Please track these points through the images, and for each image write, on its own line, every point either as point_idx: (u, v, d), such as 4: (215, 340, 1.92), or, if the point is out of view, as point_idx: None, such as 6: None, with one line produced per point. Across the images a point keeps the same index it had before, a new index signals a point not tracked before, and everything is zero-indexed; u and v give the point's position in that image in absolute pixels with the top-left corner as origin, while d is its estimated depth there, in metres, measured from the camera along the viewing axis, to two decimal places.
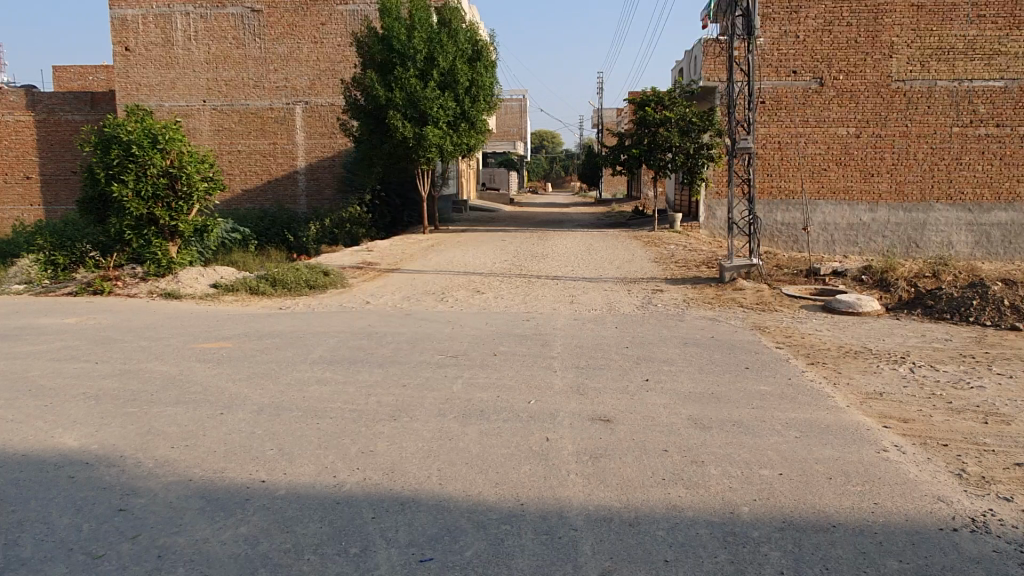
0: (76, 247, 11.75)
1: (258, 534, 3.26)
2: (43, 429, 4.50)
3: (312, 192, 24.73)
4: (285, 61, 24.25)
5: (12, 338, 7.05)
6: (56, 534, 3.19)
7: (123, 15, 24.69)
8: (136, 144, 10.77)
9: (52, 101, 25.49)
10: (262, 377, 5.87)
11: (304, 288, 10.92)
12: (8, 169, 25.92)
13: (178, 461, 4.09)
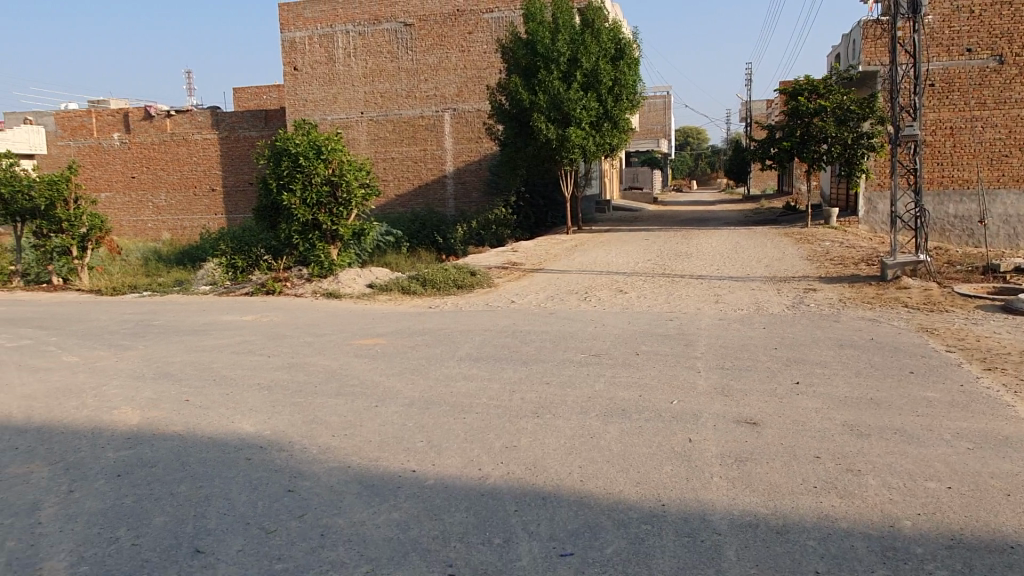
0: (252, 251, 12.92)
1: (409, 520, 3.47)
2: (225, 415, 5.03)
3: (460, 195, 25.63)
4: (434, 71, 25.28)
5: (201, 334, 7.89)
6: (236, 510, 3.56)
7: (292, 37, 26.79)
8: (302, 155, 11.65)
9: (232, 120, 28.13)
10: (413, 372, 6.20)
11: (452, 288, 11.35)
12: (197, 182, 28.95)
13: (339, 448, 4.42)
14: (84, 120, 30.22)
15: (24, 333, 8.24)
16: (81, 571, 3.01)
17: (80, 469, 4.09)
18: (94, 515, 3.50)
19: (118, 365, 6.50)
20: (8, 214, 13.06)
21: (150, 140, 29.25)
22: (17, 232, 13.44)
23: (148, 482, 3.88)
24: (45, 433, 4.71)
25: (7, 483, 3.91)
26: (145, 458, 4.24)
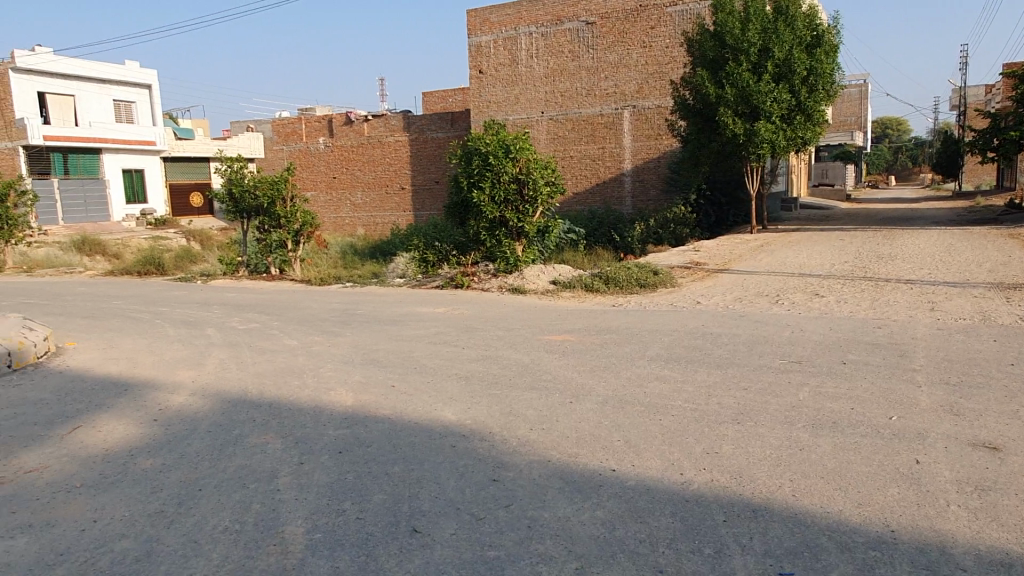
0: (442, 247, 13.54)
1: (615, 520, 3.43)
2: (429, 402, 5.30)
3: (638, 193, 25.26)
4: (615, 68, 25.09)
5: (401, 323, 8.40)
6: (447, 494, 3.71)
7: (479, 41, 27.82)
8: (492, 154, 12.06)
9: (422, 123, 29.71)
10: (605, 370, 6.17)
11: (635, 286, 11.19)
12: (388, 182, 30.94)
13: (537, 442, 4.49)
14: (295, 127, 33.41)
15: (251, 317, 9.23)
16: (315, 537, 3.28)
17: (307, 443, 4.47)
18: (322, 487, 3.81)
19: (331, 350, 7.08)
20: (237, 211, 14.73)
21: (350, 143, 31.75)
22: (243, 227, 15.12)
23: (366, 461, 4.16)
24: (276, 408, 5.23)
25: (248, 451, 4.36)
26: (362, 437, 4.56)
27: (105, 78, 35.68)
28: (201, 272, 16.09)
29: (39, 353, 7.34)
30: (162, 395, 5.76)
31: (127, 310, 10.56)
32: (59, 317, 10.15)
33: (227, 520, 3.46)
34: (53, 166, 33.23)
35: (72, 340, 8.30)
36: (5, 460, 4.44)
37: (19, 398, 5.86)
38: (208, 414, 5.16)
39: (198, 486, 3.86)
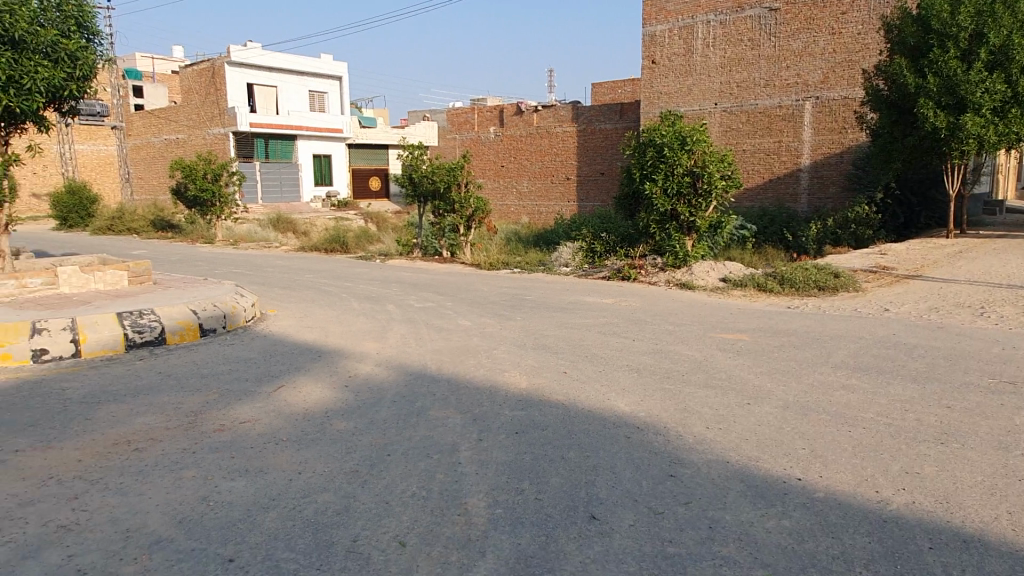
0: (609, 238, 13.42)
1: (803, 531, 3.26)
2: (601, 391, 5.29)
3: (815, 190, 23.68)
4: (799, 56, 23.64)
5: (569, 311, 8.46)
6: (624, 485, 3.68)
7: (653, 31, 27.26)
8: (668, 146, 11.85)
9: (591, 114, 29.64)
10: (784, 374, 5.85)
11: (813, 288, 10.51)
12: (554, 172, 31.22)
13: (715, 441, 4.35)
14: (467, 116, 34.62)
15: (428, 296, 9.69)
16: (496, 512, 3.38)
17: (484, 421, 4.63)
18: (501, 464, 3.92)
19: (503, 332, 7.26)
20: (415, 195, 15.51)
21: (519, 133, 32.37)
22: (420, 211, 15.92)
23: (542, 443, 4.22)
24: (454, 384, 5.46)
25: (431, 423, 4.59)
26: (536, 420, 4.64)
27: (302, 70, 38.78)
28: (379, 251, 17.12)
29: (248, 318, 8.15)
30: (352, 363, 6.20)
31: (318, 284, 11.46)
32: (261, 286, 11.21)
33: (414, 486, 3.66)
34: (255, 150, 36.65)
35: (274, 307, 9.14)
36: (225, 410, 4.98)
37: (232, 356, 6.55)
38: (393, 384, 5.48)
39: (387, 452, 4.12)
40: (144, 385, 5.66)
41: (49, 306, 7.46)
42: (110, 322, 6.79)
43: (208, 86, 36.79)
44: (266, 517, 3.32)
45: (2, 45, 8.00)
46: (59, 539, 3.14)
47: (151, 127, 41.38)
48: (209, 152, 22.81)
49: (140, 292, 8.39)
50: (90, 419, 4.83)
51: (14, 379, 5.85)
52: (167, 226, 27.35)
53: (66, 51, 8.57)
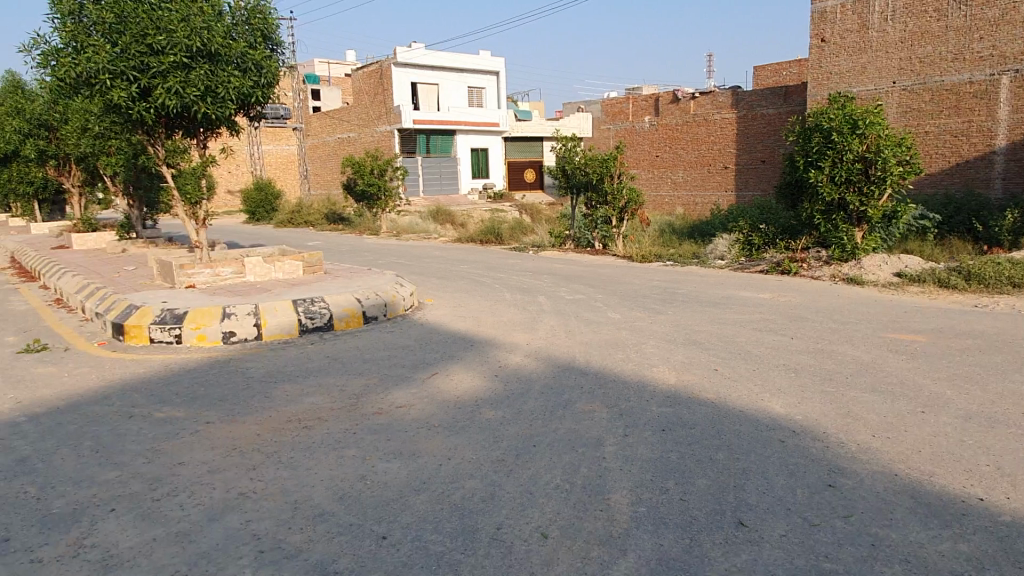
0: (768, 230, 12.74)
1: (983, 558, 2.93)
2: (754, 391, 5.06)
3: (1012, 174, 20.91)
4: (995, 26, 20.81)
5: (723, 306, 8.15)
6: (776, 492, 3.50)
7: (823, 8, 24.77)
8: (836, 131, 11.08)
9: (752, 98, 28.23)
10: (966, 381, 5.29)
11: (1006, 286, 9.39)
12: (712, 160, 30.09)
13: (881, 451, 4.02)
14: (623, 106, 34.21)
15: (578, 289, 9.72)
16: (640, 511, 3.34)
17: (631, 416, 4.57)
18: (646, 461, 3.87)
19: (653, 327, 7.13)
20: (568, 187, 15.60)
21: (675, 121, 31.55)
22: (572, 202, 15.99)
23: (690, 443, 4.11)
24: (601, 378, 5.44)
25: (576, 416, 4.61)
26: (684, 418, 4.52)
27: (462, 67, 40.12)
28: (532, 243, 17.37)
29: (407, 307, 8.58)
30: (501, 354, 6.36)
31: (473, 275, 11.85)
32: (420, 276, 11.75)
33: (558, 478, 3.70)
34: (417, 146, 38.37)
35: (431, 297, 9.56)
36: (384, 394, 5.29)
37: (392, 343, 6.93)
38: (540, 376, 5.57)
39: (533, 442, 4.19)
40: (315, 367, 6.14)
41: (236, 293, 8.27)
42: (286, 309, 7.42)
43: (377, 87, 38.95)
44: (417, 499, 3.49)
45: (201, 58, 8.93)
46: (240, 504, 3.49)
47: (326, 127, 44.49)
48: (376, 149, 24.20)
49: (313, 281, 9.08)
50: (268, 396, 5.32)
51: (207, 358, 6.56)
52: (339, 219, 29.33)
53: (253, 61, 9.39)
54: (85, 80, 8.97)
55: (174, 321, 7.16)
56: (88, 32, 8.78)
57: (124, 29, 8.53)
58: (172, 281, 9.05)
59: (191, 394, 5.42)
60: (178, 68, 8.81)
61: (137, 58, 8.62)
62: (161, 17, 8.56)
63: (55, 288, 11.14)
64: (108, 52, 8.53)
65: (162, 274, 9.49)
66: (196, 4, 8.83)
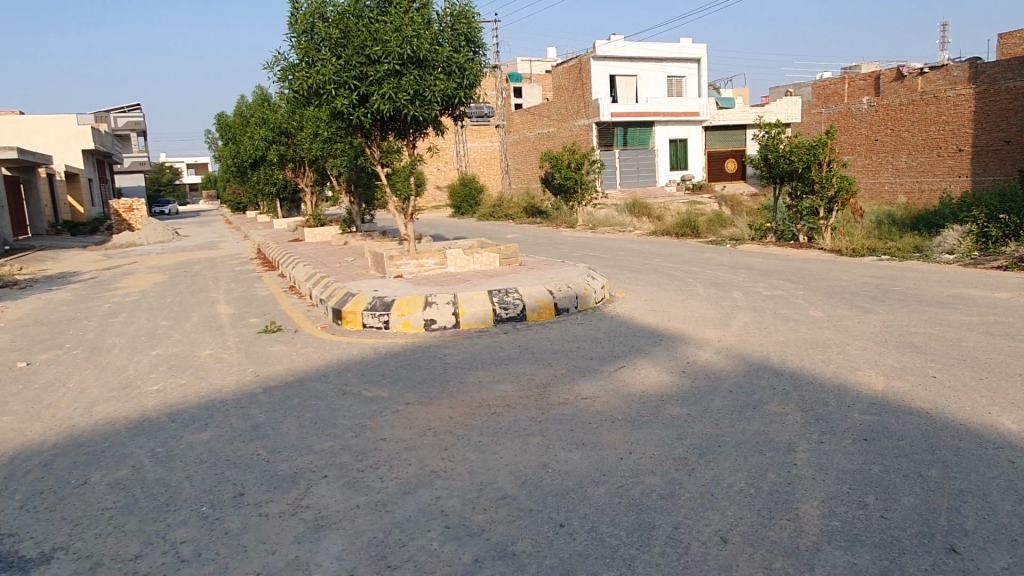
0: (1011, 219, 11.13)
1: None
2: (980, 402, 4.48)
3: None
4: None
5: (948, 306, 7.28)
6: (1000, 519, 3.09)
7: None
8: None
9: (995, 70, 24.75)
10: None
11: None
12: (944, 142, 26.79)
13: None
14: (833, 88, 31.91)
15: (778, 284, 9.18)
16: (832, 525, 3.11)
17: (829, 422, 4.26)
18: (842, 472, 3.59)
19: (861, 326, 6.56)
20: (771, 177, 14.72)
21: (900, 101, 28.52)
22: (776, 193, 15.10)
23: (897, 456, 3.74)
24: (798, 379, 5.13)
25: (767, 418, 4.38)
26: (892, 428, 4.13)
27: (662, 57, 39.34)
28: (731, 236, 16.67)
29: (598, 299, 8.63)
30: (691, 350, 6.20)
31: (665, 268, 11.63)
32: (612, 270, 11.76)
33: (742, 481, 3.55)
34: (615, 138, 38.30)
35: (623, 290, 9.54)
36: (569, 385, 5.39)
37: (581, 335, 7.03)
38: (731, 374, 5.36)
39: (718, 442, 4.06)
40: (507, 355, 6.41)
41: (438, 283, 8.82)
42: (483, 299, 7.79)
43: (576, 82, 39.32)
44: (596, 491, 3.53)
45: (411, 64, 9.59)
46: (431, 481, 3.75)
47: (527, 123, 45.76)
48: (574, 143, 24.49)
49: (508, 273, 9.43)
50: (462, 382, 5.64)
51: (412, 343, 7.09)
52: (537, 212, 30.08)
53: (457, 63, 9.89)
54: (315, 90, 10.02)
55: (384, 308, 7.81)
56: (317, 47, 9.80)
57: (346, 42, 9.40)
58: (384, 271, 9.87)
59: (395, 376, 5.89)
60: (391, 75, 9.54)
61: (357, 68, 9.45)
62: (377, 29, 9.33)
63: (290, 276, 12.60)
64: (333, 64, 9.47)
65: (376, 265, 10.38)
66: (408, 14, 9.49)
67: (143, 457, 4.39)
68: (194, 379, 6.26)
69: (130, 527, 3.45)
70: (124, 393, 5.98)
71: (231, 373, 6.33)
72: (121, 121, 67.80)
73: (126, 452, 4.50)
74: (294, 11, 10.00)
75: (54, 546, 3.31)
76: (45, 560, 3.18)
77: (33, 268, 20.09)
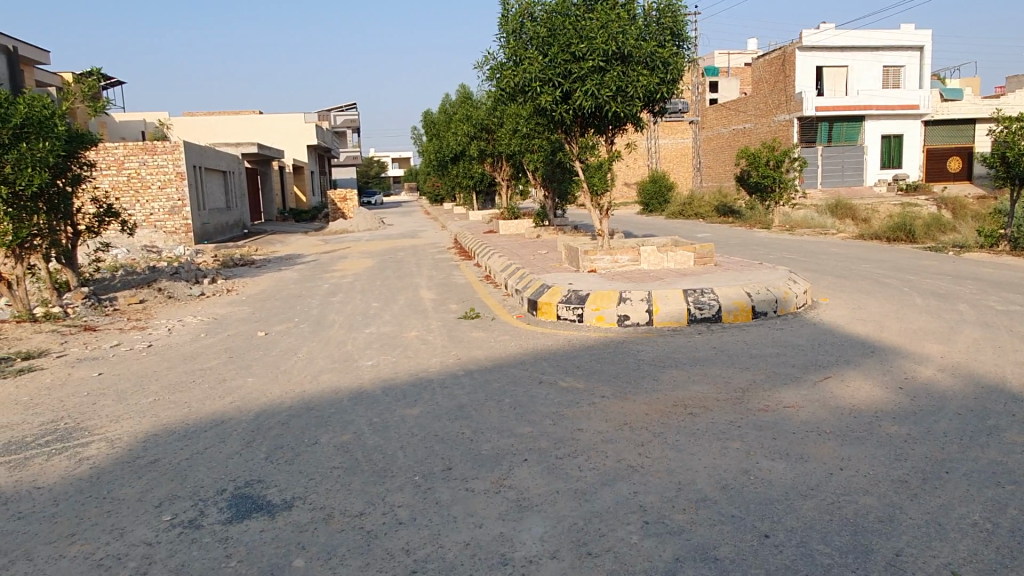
0: None
1: None
2: None
3: None
4: None
5: None
6: None
7: None
8: None
9: None
10: None
11: None
12: None
13: None
14: None
15: (1014, 298, 8.12)
16: None
17: None
18: None
19: None
20: (1007, 177, 12.99)
21: None
22: (1012, 195, 13.34)
23: None
24: None
25: (1005, 447, 3.93)
26: None
27: (879, 45, 36.08)
28: (953, 242, 14.99)
29: (800, 304, 8.16)
30: (910, 365, 5.67)
31: (875, 275, 10.72)
32: (814, 274, 11.04)
33: (976, 514, 3.22)
34: (819, 134, 35.78)
35: (827, 296, 8.95)
36: (772, 391, 5.16)
37: (782, 341, 6.69)
38: (960, 395, 4.84)
39: (945, 469, 3.70)
40: (702, 356, 6.27)
41: (631, 279, 8.81)
42: (678, 297, 7.65)
43: (778, 75, 37.22)
44: (804, 504, 3.36)
45: (615, 60, 9.61)
46: (629, 475, 3.78)
47: (721, 118, 44.11)
48: (774, 139, 23.19)
49: (703, 272, 9.20)
50: (657, 379, 5.61)
51: (604, 338, 7.14)
52: (728, 211, 28.92)
53: (661, 59, 9.75)
54: (521, 88, 10.40)
55: (578, 302, 7.95)
56: (526, 46, 10.14)
57: (553, 41, 9.64)
58: (578, 265, 10.05)
59: (589, 369, 5.98)
60: (595, 72, 9.63)
61: (562, 65, 9.66)
62: (584, 26, 9.45)
63: (486, 266, 13.21)
64: (540, 62, 9.78)
65: (570, 259, 10.56)
66: (615, 11, 9.51)
67: (364, 425, 4.83)
68: (403, 357, 6.78)
69: (355, 487, 3.82)
70: (344, 366, 6.62)
71: (436, 355, 6.78)
72: (340, 119, 74.56)
73: (349, 419, 4.98)
74: (505, 12, 10.44)
75: (294, 494, 3.76)
76: (287, 506, 3.61)
77: (266, 250, 22.76)
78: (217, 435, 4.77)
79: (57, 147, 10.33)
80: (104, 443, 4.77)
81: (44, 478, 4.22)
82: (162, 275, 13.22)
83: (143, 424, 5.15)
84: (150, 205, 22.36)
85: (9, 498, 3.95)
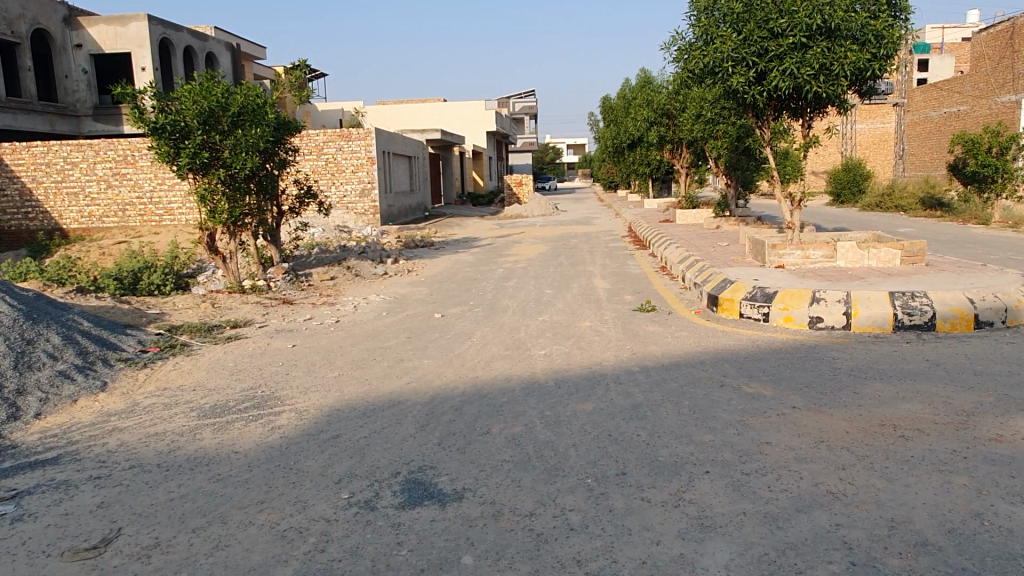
0: None
1: None
2: None
3: None
4: None
5: None
6: None
7: None
8: None
9: None
10: None
11: None
12: None
13: None
14: None
15: None
16: None
17: None
18: None
19: None
20: None
21: None
22: None
23: None
24: None
25: None
26: None
27: None
28: None
29: None
30: None
31: None
32: None
33: None
34: None
35: None
36: (1005, 418, 4.40)
37: (1011, 357, 5.74)
38: None
39: None
40: (912, 369, 5.53)
41: (825, 278, 8.03)
42: (882, 300, 6.83)
43: (1004, 50, 32.49)
44: None
45: (820, 35, 8.83)
46: (829, 504, 3.34)
47: (931, 100, 39.53)
48: (1000, 122, 20.38)
49: (912, 273, 8.17)
50: (858, 393, 4.98)
51: (795, 341, 6.53)
52: (937, 204, 25.86)
53: (874, 31, 8.75)
54: (709, 70, 9.79)
55: (765, 300, 7.36)
56: (717, 23, 9.51)
57: (749, 16, 8.99)
58: (764, 261, 9.34)
59: (776, 374, 5.47)
60: (796, 49, 8.91)
61: (758, 44, 9.00)
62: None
63: (662, 256, 12.73)
64: (733, 41, 9.15)
65: (755, 253, 9.86)
66: None
67: (534, 418, 4.73)
68: (577, 348, 6.62)
69: (526, 484, 3.70)
70: (516, 353, 6.59)
71: (611, 348, 6.55)
72: (518, 106, 76.37)
73: (520, 409, 4.89)
74: None
75: (464, 485, 3.70)
76: (457, 497, 3.57)
77: (445, 231, 23.64)
78: (394, 415, 4.88)
79: (268, 133, 11.20)
80: (292, 414, 5.04)
81: (242, 443, 4.51)
82: (351, 254, 14.03)
83: (328, 398, 5.39)
84: (344, 187, 24.09)
85: (211, 460, 4.24)
